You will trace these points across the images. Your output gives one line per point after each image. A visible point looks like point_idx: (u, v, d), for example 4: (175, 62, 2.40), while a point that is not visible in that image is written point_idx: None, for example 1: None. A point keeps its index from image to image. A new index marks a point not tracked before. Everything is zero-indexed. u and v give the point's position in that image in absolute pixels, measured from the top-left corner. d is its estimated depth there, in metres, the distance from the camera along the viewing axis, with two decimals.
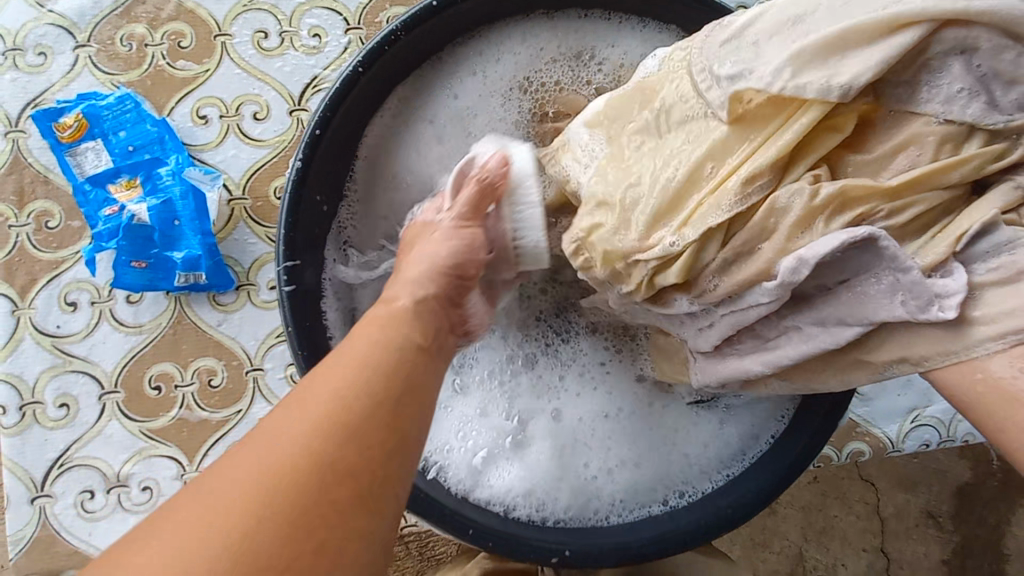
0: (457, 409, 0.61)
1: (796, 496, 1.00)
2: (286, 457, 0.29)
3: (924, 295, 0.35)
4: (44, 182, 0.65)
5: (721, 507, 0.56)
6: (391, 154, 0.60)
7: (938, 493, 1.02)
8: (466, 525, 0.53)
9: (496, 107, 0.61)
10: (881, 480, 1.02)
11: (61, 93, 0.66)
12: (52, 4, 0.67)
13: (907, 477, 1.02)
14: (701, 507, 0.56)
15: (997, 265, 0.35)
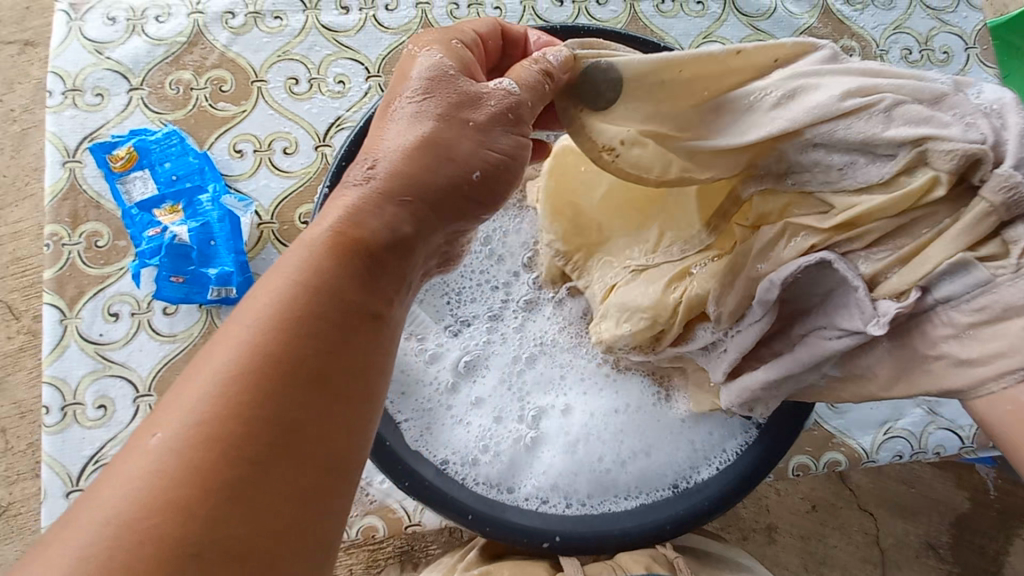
0: (471, 423, 0.66)
1: (795, 524, 1.04)
2: (157, 456, 0.30)
3: (866, 308, 0.45)
4: (95, 207, 0.73)
5: (693, 502, 0.63)
6: None
7: (935, 522, 1.07)
8: (465, 512, 0.60)
9: None
10: (879, 509, 1.06)
11: (115, 128, 0.75)
12: (110, 53, 0.77)
13: (904, 506, 1.07)
14: (688, 498, 0.63)
15: (979, 307, 0.43)
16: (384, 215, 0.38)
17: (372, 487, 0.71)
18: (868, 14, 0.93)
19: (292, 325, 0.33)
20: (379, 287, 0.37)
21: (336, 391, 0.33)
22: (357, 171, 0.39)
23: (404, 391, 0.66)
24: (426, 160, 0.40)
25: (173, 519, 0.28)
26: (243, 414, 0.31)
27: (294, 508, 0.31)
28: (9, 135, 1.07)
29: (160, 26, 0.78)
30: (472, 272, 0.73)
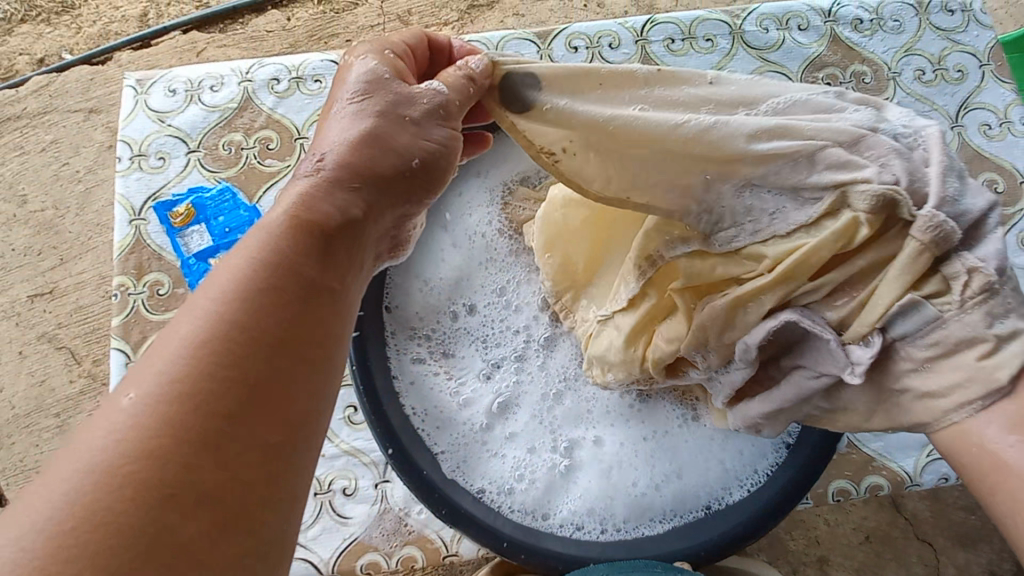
0: (505, 455, 0.69)
1: (849, 557, 1.00)
2: (136, 416, 0.32)
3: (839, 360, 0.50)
4: (157, 259, 0.80)
5: (729, 524, 0.63)
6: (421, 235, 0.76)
7: (999, 551, 1.01)
8: (500, 538, 0.61)
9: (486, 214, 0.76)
10: (938, 539, 1.02)
11: (175, 187, 0.83)
12: (171, 120, 0.86)
13: (965, 535, 1.02)
14: (725, 518, 0.63)
15: (932, 343, 0.48)
16: (335, 198, 0.42)
17: (411, 517, 0.74)
18: (878, 39, 0.96)
19: (257, 293, 0.37)
20: (334, 262, 0.41)
21: (298, 354, 0.37)
22: (308, 161, 0.43)
23: (440, 425, 0.68)
24: (371, 150, 0.43)
25: (158, 472, 0.31)
26: (211, 374, 0.34)
27: (259, 457, 0.34)
28: (76, 195, 1.18)
29: (215, 95, 0.87)
30: (491, 317, 0.75)
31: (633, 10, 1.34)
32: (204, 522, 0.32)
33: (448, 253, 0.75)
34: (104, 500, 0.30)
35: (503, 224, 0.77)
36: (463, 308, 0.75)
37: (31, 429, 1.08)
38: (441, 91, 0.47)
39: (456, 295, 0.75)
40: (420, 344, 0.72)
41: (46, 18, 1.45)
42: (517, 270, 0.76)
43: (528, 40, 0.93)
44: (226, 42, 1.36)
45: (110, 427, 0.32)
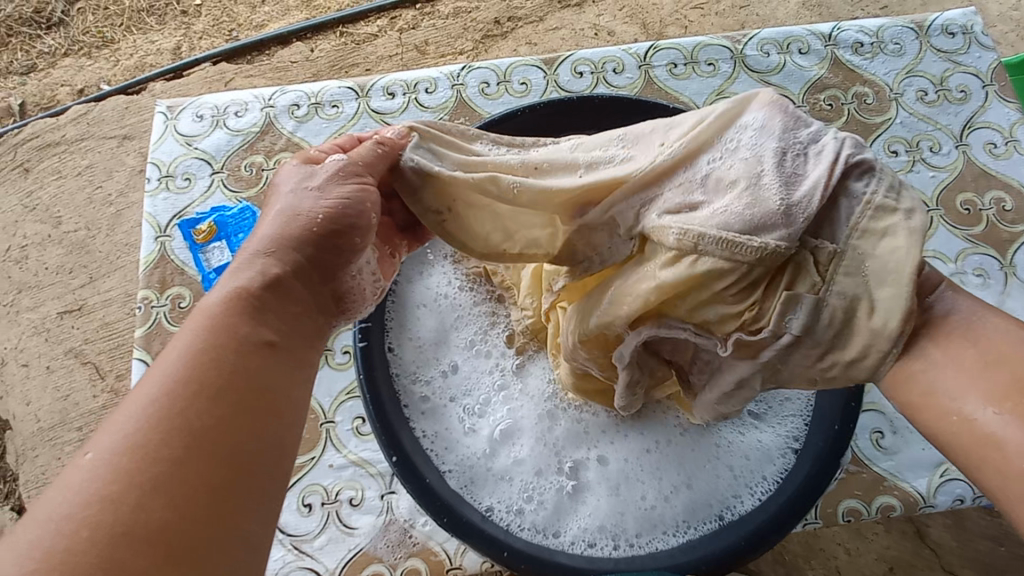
0: (514, 477, 0.69)
1: None
2: (97, 470, 0.37)
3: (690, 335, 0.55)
4: (180, 273, 0.84)
5: (742, 532, 0.63)
6: (413, 274, 0.78)
7: None
8: (501, 548, 0.61)
9: (460, 266, 0.78)
10: (965, 571, 0.98)
11: (200, 206, 0.88)
12: (198, 144, 0.92)
13: (993, 566, 0.98)
14: (735, 529, 0.63)
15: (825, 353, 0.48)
16: (258, 266, 0.48)
17: (415, 529, 0.74)
18: (879, 61, 0.98)
19: (192, 356, 0.42)
20: (268, 321, 0.47)
21: (233, 401, 0.42)
22: (247, 244, 0.50)
23: (449, 446, 0.69)
24: (290, 217, 0.50)
25: (112, 515, 0.35)
26: (157, 420, 0.39)
27: (198, 492, 0.38)
28: (107, 217, 1.25)
29: (239, 120, 0.93)
30: (477, 369, 0.74)
31: (641, 38, 1.39)
32: (148, 552, 0.35)
33: (424, 313, 0.76)
34: (56, 552, 0.34)
35: (461, 280, 0.78)
36: (450, 364, 0.74)
37: (54, 442, 1.12)
38: (347, 160, 0.53)
39: (440, 352, 0.75)
40: (418, 382, 0.72)
41: (87, 52, 1.56)
42: (479, 327, 0.76)
43: (535, 66, 0.97)
44: (252, 72, 1.44)
45: (77, 479, 0.37)
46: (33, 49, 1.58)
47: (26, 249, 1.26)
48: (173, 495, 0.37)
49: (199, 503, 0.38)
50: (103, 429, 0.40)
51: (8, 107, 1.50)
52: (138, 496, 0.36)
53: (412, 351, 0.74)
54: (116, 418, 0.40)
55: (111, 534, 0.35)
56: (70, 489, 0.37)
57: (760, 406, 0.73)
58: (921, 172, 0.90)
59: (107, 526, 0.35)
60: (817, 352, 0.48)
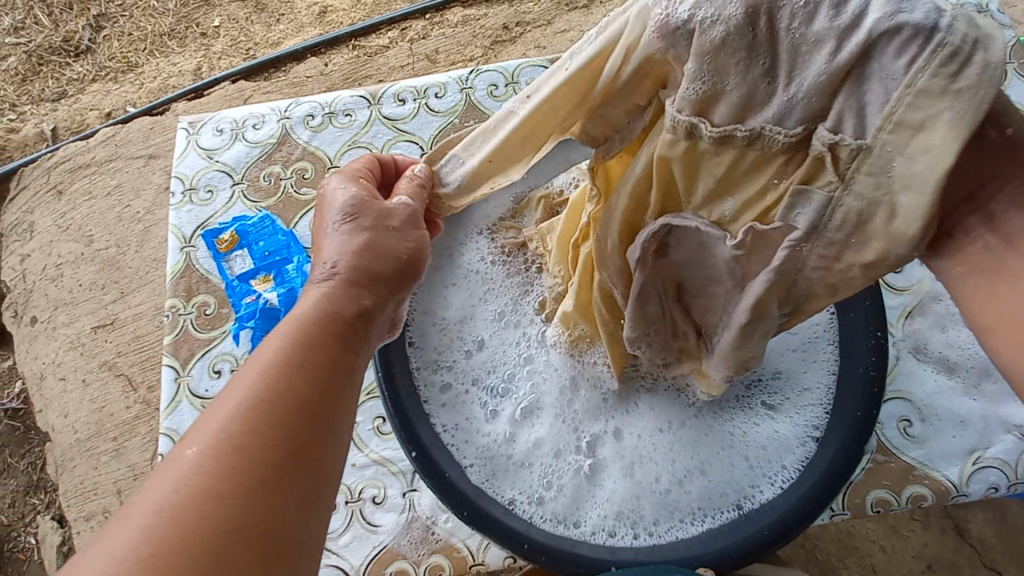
0: (534, 464, 0.70)
1: None
2: (199, 484, 0.35)
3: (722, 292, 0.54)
4: (205, 282, 0.87)
5: (768, 517, 0.62)
6: (450, 249, 0.80)
7: None
8: (522, 542, 0.61)
9: (491, 244, 0.80)
10: (1009, 566, 0.93)
11: (222, 216, 0.91)
12: (218, 157, 0.95)
13: None
14: (758, 517, 0.62)
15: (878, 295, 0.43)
16: (354, 291, 0.45)
17: (438, 526, 0.75)
18: None
19: (296, 372, 0.40)
20: (358, 345, 0.45)
21: (330, 427, 0.40)
22: (325, 263, 0.46)
23: (468, 437, 0.70)
24: (380, 245, 0.47)
25: (220, 535, 0.34)
26: (263, 437, 0.37)
27: (302, 509, 0.37)
28: (136, 233, 1.29)
29: (257, 132, 0.96)
30: (503, 343, 0.76)
31: None
32: (255, 572, 0.34)
33: (452, 294, 0.78)
34: (151, 560, 0.32)
35: (495, 255, 0.80)
36: (474, 345, 0.76)
37: (90, 453, 1.16)
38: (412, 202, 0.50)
39: (465, 331, 0.76)
40: (444, 365, 0.74)
41: (114, 76, 1.63)
42: (510, 297, 0.78)
43: (542, 66, 0.98)
44: (269, 88, 1.48)
45: (172, 486, 0.35)
46: (62, 76, 1.65)
47: (61, 267, 1.32)
48: (279, 521, 0.36)
49: (301, 530, 0.37)
50: (195, 433, 0.37)
51: (41, 133, 1.56)
52: (243, 518, 0.35)
53: (439, 335, 0.75)
54: (211, 422, 0.37)
55: (215, 556, 0.33)
56: (167, 496, 0.34)
57: (775, 398, 0.72)
58: None
59: (212, 545, 0.33)
60: (832, 253, 0.43)
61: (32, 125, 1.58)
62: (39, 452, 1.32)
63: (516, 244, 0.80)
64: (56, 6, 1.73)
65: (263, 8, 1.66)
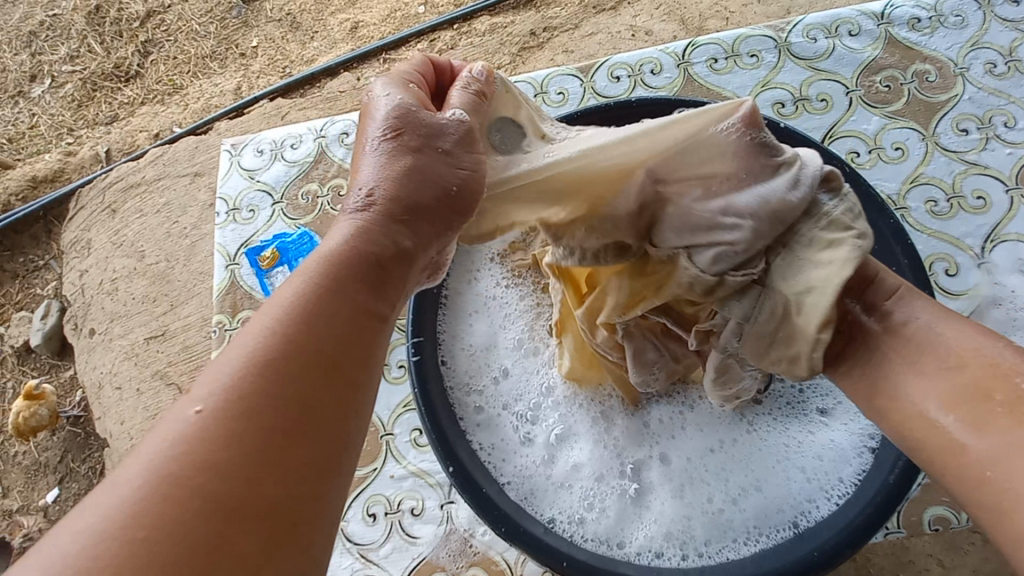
0: (576, 485, 0.69)
1: None
2: (209, 429, 0.36)
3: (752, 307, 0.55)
4: (249, 298, 0.90)
5: (822, 539, 0.59)
6: (468, 273, 0.80)
7: None
8: (561, 559, 0.61)
9: (512, 265, 0.80)
10: None
11: (263, 234, 0.94)
12: (259, 177, 0.99)
13: None
14: (813, 537, 0.60)
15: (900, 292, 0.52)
16: (383, 233, 0.46)
17: (476, 538, 0.76)
18: (939, 36, 0.92)
19: (313, 320, 0.41)
20: (385, 294, 0.46)
21: (342, 382, 0.41)
22: (357, 194, 0.47)
23: (506, 458, 0.70)
24: (415, 170, 0.47)
25: (221, 490, 0.34)
26: (274, 386, 0.38)
27: (305, 475, 0.37)
28: (184, 249, 1.36)
29: (295, 151, 0.99)
30: (527, 371, 0.75)
31: (681, 34, 1.36)
32: (258, 534, 0.34)
33: (478, 318, 0.78)
34: (145, 499, 0.33)
35: (515, 277, 0.80)
36: (505, 367, 0.75)
37: None
38: (463, 117, 0.50)
39: (490, 359, 0.76)
40: (474, 386, 0.74)
41: (161, 99, 1.72)
42: (529, 320, 0.78)
43: (571, 75, 0.98)
44: (305, 104, 1.51)
45: (184, 429, 0.36)
46: (114, 100, 1.75)
47: (116, 281, 1.39)
48: (285, 476, 0.36)
49: (305, 486, 0.37)
50: (212, 373, 0.39)
51: (96, 155, 1.63)
52: (249, 469, 0.35)
53: (467, 357, 0.75)
54: (225, 366, 0.39)
55: (214, 510, 0.34)
56: (176, 441, 0.36)
57: (827, 405, 0.70)
58: (996, 150, 0.84)
59: (216, 496, 0.34)
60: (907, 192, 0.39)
61: (88, 148, 1.66)
62: (99, 456, 1.40)
63: (527, 264, 0.79)
64: (108, 35, 1.84)
65: (298, 27, 1.72)
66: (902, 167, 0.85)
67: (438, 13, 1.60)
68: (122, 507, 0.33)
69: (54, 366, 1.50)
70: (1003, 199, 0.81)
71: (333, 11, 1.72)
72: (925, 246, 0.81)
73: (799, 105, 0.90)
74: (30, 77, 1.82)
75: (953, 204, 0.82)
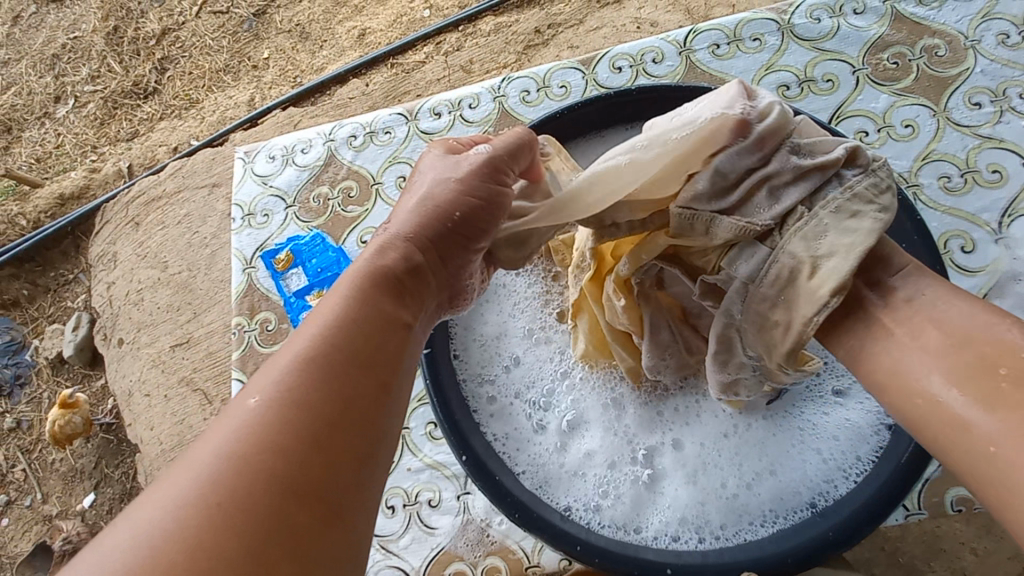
0: (588, 473, 0.69)
1: None
2: (262, 418, 0.38)
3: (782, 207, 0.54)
4: (266, 300, 0.93)
5: (839, 518, 0.59)
6: None
7: None
8: (574, 542, 0.62)
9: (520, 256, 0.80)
10: None
11: (277, 237, 0.97)
12: (272, 182, 1.01)
13: None
14: (831, 514, 0.60)
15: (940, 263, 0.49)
16: (405, 253, 0.51)
17: (492, 528, 0.77)
18: (948, 9, 0.90)
19: (349, 321, 0.44)
20: (404, 302, 0.49)
21: (379, 376, 0.43)
22: (385, 228, 0.53)
23: (519, 446, 0.71)
24: (433, 198, 0.54)
25: (276, 472, 0.36)
26: (318, 378, 0.40)
27: (351, 462, 0.39)
28: (204, 258, 1.39)
29: (306, 156, 1.01)
30: (538, 358, 0.76)
31: (686, 24, 1.35)
32: (311, 514, 0.36)
33: (488, 312, 0.79)
34: (207, 479, 0.35)
35: (524, 269, 0.80)
36: (515, 360, 0.76)
37: None
38: (488, 151, 0.56)
39: (501, 348, 0.77)
40: (486, 378, 0.75)
41: (178, 114, 1.78)
42: (538, 312, 0.78)
43: (573, 68, 0.98)
44: (316, 111, 1.54)
45: (242, 419, 0.38)
46: (134, 117, 1.81)
47: (141, 292, 1.44)
48: (336, 464, 0.38)
49: (351, 475, 0.39)
50: (263, 372, 0.41)
51: (118, 170, 1.69)
52: (300, 452, 0.37)
53: (480, 350, 0.76)
54: (274, 364, 0.41)
55: (270, 491, 0.35)
56: (236, 427, 0.37)
57: (843, 385, 0.69)
58: (1012, 122, 0.82)
59: (271, 478, 0.35)
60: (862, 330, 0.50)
61: (112, 164, 1.71)
62: (132, 461, 1.45)
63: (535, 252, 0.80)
64: (126, 54, 1.90)
65: (307, 37, 1.76)
66: (914, 143, 0.83)
67: (444, 16, 1.61)
68: (190, 491, 0.35)
69: (87, 375, 1.56)
70: (1020, 172, 0.79)
71: (340, 20, 1.75)
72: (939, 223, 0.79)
73: (804, 87, 0.90)
74: (54, 98, 1.89)
75: (967, 179, 0.80)
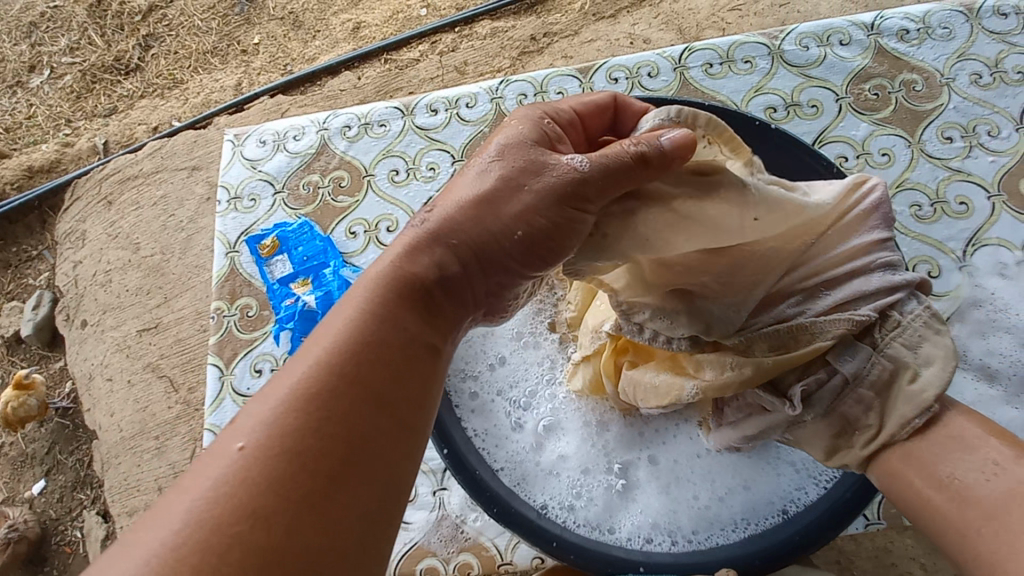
0: (564, 474, 0.70)
1: None
2: (248, 470, 0.37)
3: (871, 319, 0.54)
4: (248, 285, 0.92)
5: (803, 522, 0.62)
6: None
7: None
8: (550, 537, 0.63)
9: None
10: None
11: (264, 222, 0.96)
12: (261, 167, 1.00)
13: None
14: (797, 519, 0.63)
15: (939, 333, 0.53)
16: (436, 260, 0.48)
17: (466, 525, 0.77)
18: (927, 47, 0.95)
19: (348, 354, 0.43)
20: (430, 321, 0.48)
21: (379, 414, 0.42)
22: (425, 215, 0.50)
23: (498, 442, 0.71)
24: (489, 195, 0.49)
25: (263, 529, 0.36)
26: (309, 422, 0.39)
27: (346, 511, 0.38)
28: (179, 242, 1.35)
29: (297, 143, 1.01)
30: (522, 361, 0.77)
31: (678, 43, 1.39)
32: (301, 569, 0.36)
33: None
34: (189, 535, 0.35)
35: None
36: (499, 360, 0.77)
37: (134, 450, 1.22)
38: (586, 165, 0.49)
39: (488, 346, 0.77)
40: (470, 376, 0.75)
41: (161, 93, 1.73)
42: (525, 316, 0.79)
43: (570, 75, 1.00)
44: (306, 102, 1.53)
45: (228, 467, 0.38)
46: (113, 93, 1.76)
47: (110, 273, 1.39)
48: (327, 515, 0.37)
49: (346, 527, 0.38)
50: (255, 407, 0.41)
51: (93, 146, 1.64)
52: (287, 507, 0.37)
53: (467, 349, 0.76)
54: (267, 401, 0.41)
55: (257, 548, 0.35)
56: (221, 478, 0.37)
57: None
58: (979, 158, 0.87)
59: (257, 535, 0.35)
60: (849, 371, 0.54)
61: (86, 140, 1.66)
62: (87, 448, 1.39)
63: None
64: (109, 28, 1.85)
65: (300, 26, 1.74)
66: (889, 172, 0.87)
67: (441, 15, 1.62)
68: (171, 544, 0.35)
69: (44, 357, 1.49)
70: (984, 206, 0.84)
71: (335, 11, 1.74)
72: (908, 248, 0.83)
73: (791, 111, 0.93)
74: (29, 68, 1.83)
75: (936, 209, 0.85)
